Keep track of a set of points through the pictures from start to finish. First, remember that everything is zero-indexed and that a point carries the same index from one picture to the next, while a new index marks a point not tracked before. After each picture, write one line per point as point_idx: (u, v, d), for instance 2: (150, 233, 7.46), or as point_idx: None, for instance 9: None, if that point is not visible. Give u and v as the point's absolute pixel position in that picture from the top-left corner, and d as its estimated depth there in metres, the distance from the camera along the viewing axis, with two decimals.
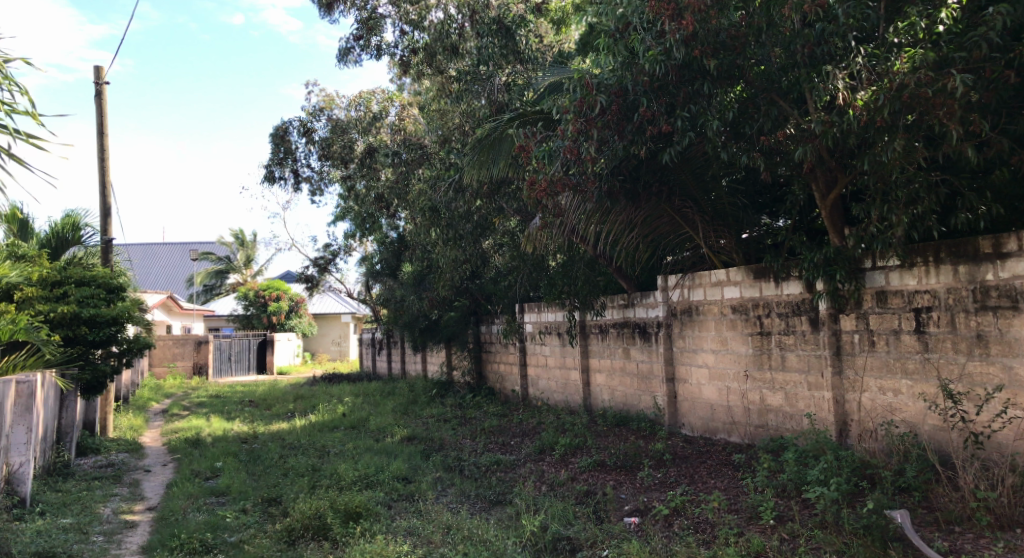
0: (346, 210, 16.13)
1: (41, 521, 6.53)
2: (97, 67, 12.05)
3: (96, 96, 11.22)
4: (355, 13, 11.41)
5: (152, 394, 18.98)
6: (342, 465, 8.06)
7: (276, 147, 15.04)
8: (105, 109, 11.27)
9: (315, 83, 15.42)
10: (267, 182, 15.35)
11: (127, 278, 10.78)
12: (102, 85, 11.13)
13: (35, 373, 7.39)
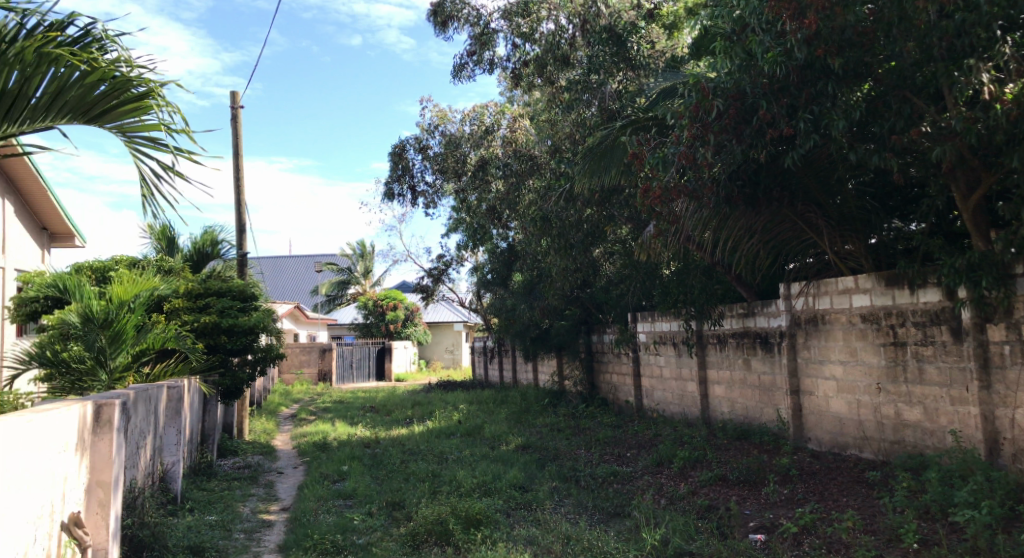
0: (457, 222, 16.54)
1: (189, 517, 7.10)
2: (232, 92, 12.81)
3: (232, 120, 11.95)
4: (469, 29, 11.66)
5: (282, 400, 20.18)
6: (460, 473, 8.21)
7: (394, 164, 15.71)
8: (239, 133, 11.99)
9: (426, 96, 16.47)
10: (387, 199, 15.98)
11: (259, 290, 11.44)
12: (237, 109, 11.85)
13: (182, 379, 8.08)
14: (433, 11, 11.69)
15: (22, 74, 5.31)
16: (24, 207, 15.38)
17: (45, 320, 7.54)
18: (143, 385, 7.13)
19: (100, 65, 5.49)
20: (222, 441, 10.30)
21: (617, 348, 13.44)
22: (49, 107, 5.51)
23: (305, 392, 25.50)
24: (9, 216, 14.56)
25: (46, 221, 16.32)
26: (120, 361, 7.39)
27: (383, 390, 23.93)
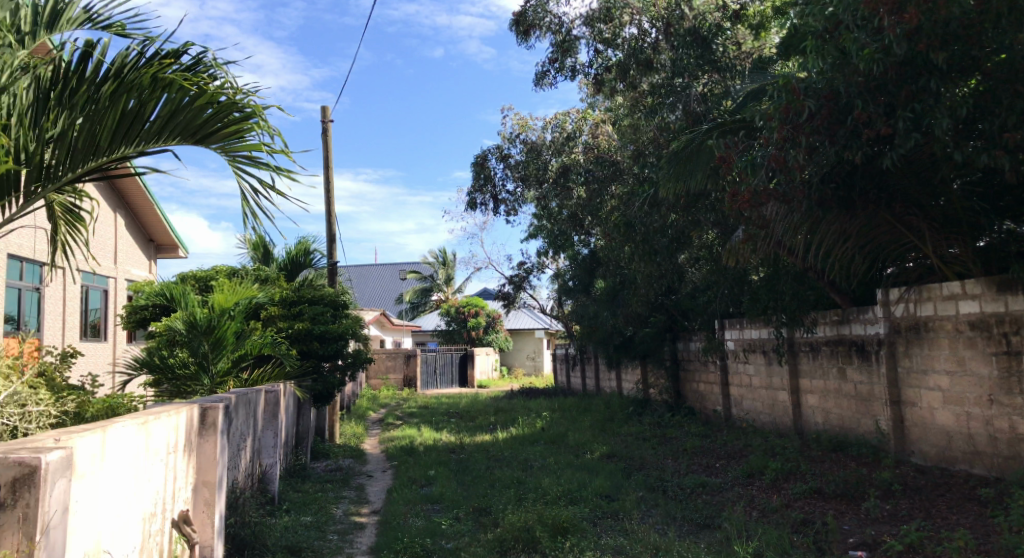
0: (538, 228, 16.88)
1: (286, 518, 7.37)
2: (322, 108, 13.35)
3: (323, 133, 12.39)
4: (550, 37, 11.73)
5: (369, 405, 20.77)
6: (547, 480, 8.21)
7: (476, 174, 16.00)
8: (329, 146, 12.38)
9: (511, 108, 18.04)
10: (468, 209, 16.23)
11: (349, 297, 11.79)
12: (327, 123, 12.30)
13: (279, 383, 8.45)
14: (515, 21, 11.84)
15: (138, 100, 5.79)
16: (133, 220, 16.41)
17: (154, 328, 7.98)
18: (244, 389, 7.50)
19: (208, 88, 5.94)
20: (315, 444, 10.69)
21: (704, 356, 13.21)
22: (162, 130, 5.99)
23: (394, 397, 26.23)
24: (120, 227, 15.54)
25: (153, 232, 17.36)
26: (221, 365, 7.75)
27: (468, 396, 24.30)
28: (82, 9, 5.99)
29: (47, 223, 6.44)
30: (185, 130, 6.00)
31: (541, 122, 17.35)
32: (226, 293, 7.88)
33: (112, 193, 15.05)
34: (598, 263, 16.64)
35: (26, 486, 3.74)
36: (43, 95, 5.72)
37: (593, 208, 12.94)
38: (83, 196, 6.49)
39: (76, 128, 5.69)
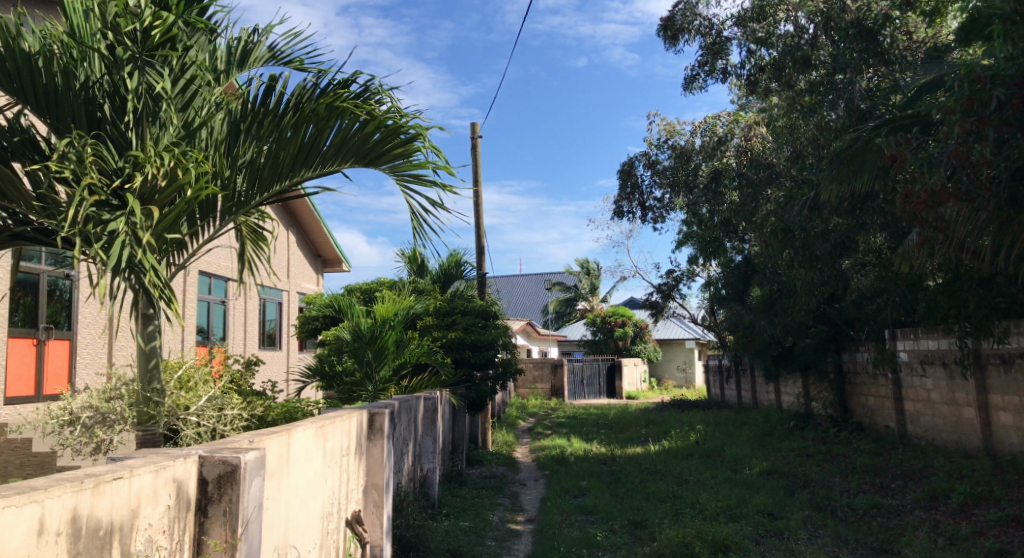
0: (689, 233, 16.88)
1: (445, 522, 7.60)
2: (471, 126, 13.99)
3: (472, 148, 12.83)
4: (702, 39, 12.55)
5: (518, 415, 21.22)
6: (704, 495, 7.99)
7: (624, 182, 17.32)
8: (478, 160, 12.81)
9: (655, 113, 18.43)
10: (615, 218, 16.54)
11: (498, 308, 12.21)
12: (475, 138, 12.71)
13: (436, 391, 8.79)
14: (665, 26, 12.69)
15: (315, 128, 6.50)
16: (304, 238, 17.76)
17: (324, 337, 8.65)
18: (405, 396, 7.87)
19: (375, 115, 6.54)
20: (470, 451, 11.07)
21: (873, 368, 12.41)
22: (336, 154, 6.72)
23: (548, 407, 26.70)
24: (292, 245, 16.81)
25: (320, 249, 18.65)
26: (384, 372, 8.19)
27: (618, 407, 24.28)
28: (266, 48, 6.76)
29: (236, 243, 7.09)
30: (357, 152, 6.76)
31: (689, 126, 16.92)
32: (387, 303, 8.28)
33: (285, 214, 16.38)
34: (751, 271, 16.12)
35: (229, 482, 4.87)
36: (234, 127, 6.44)
37: (746, 213, 12.76)
38: (265, 218, 7.11)
39: (263, 155, 6.45)
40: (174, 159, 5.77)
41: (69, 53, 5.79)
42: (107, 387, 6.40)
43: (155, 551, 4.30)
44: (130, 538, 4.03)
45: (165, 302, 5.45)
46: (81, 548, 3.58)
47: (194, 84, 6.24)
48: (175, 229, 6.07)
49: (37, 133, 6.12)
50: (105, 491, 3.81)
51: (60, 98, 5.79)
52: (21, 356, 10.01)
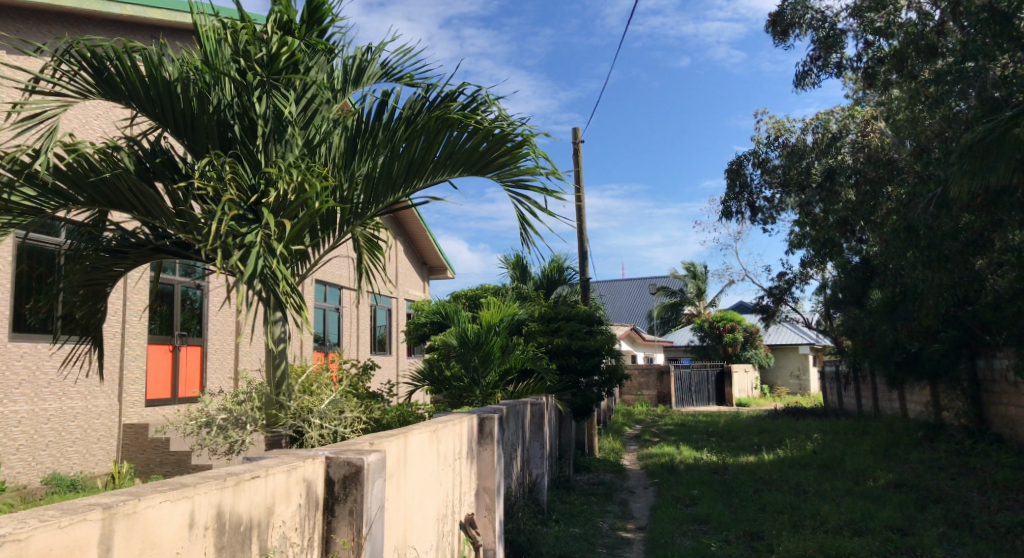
0: (802, 233, 16.52)
1: (556, 528, 7.62)
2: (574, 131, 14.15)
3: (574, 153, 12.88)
4: (813, 33, 13.09)
5: (625, 422, 21.08)
6: (825, 507, 7.68)
7: (732, 181, 18.49)
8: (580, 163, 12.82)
9: (761, 111, 19.16)
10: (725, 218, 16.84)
11: (602, 314, 12.33)
12: (578, 143, 12.81)
13: (543, 397, 8.87)
14: (774, 22, 13.38)
15: (425, 141, 6.65)
16: (412, 247, 18.45)
17: (432, 342, 8.87)
18: (512, 401, 7.96)
19: (483, 124, 6.61)
20: (576, 457, 11.10)
21: (1014, 376, 11.57)
22: (446, 165, 6.85)
23: (656, 414, 26.43)
24: (401, 254, 17.47)
25: (426, 257, 19.38)
26: (491, 378, 8.36)
27: (729, 415, 23.73)
28: (378, 64, 7.09)
29: (353, 253, 7.42)
30: (466, 162, 6.87)
31: (799, 122, 18.46)
32: (493, 310, 8.39)
33: (394, 224, 17.10)
34: (871, 272, 15.39)
35: (353, 483, 5.06)
36: (352, 142, 6.78)
37: (864, 211, 12.69)
38: (380, 228, 7.41)
39: (378, 168, 6.68)
40: (299, 175, 6.09)
41: (204, 78, 6.27)
42: (238, 392, 6.83)
43: (288, 547, 4.53)
44: (267, 534, 4.25)
45: (295, 308, 5.78)
46: (225, 542, 3.81)
47: (316, 102, 6.72)
48: (300, 241, 6.41)
49: (175, 155, 6.64)
50: (245, 489, 4.03)
51: (197, 121, 6.29)
52: (159, 361, 10.82)
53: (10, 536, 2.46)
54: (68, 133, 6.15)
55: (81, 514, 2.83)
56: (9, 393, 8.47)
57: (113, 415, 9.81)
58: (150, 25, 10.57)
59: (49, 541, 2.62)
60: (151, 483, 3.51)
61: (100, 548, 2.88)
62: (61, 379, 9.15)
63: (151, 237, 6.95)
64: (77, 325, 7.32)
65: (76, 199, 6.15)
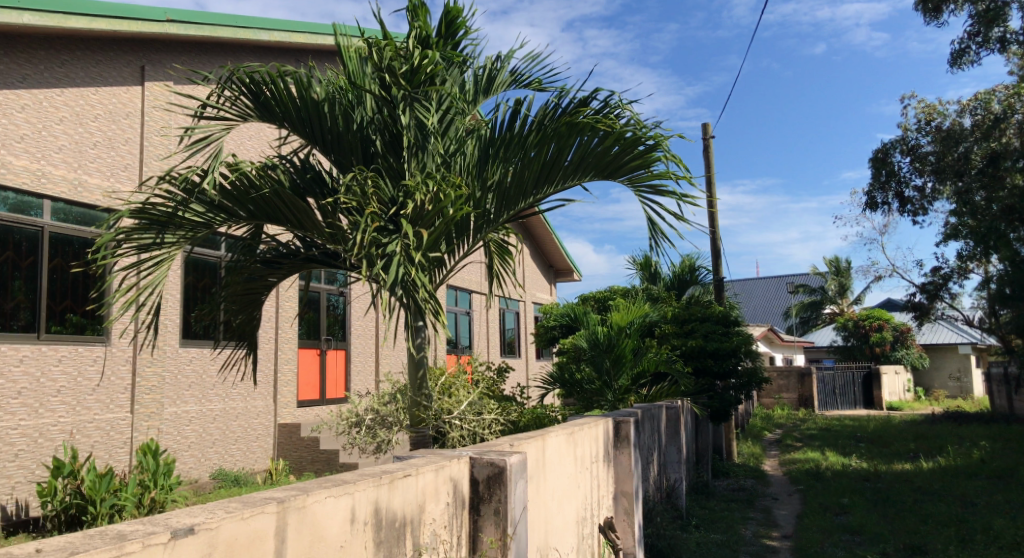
0: (960, 224, 15.45)
1: (696, 534, 7.46)
2: (703, 128, 13.95)
3: (705, 149, 12.65)
4: (970, 8, 12.52)
5: (765, 427, 20.39)
6: (998, 521, 7.06)
7: (879, 171, 17.55)
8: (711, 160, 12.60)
9: (910, 94, 16.96)
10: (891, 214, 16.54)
11: (739, 315, 12.43)
12: (709, 139, 12.59)
13: (678, 400, 8.73)
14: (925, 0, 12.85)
15: (556, 146, 6.68)
16: (537, 249, 18.88)
17: (563, 345, 8.96)
18: (647, 405, 7.88)
19: (615, 128, 6.54)
20: (715, 461, 10.85)
21: None
22: (577, 169, 6.85)
23: (802, 418, 25.35)
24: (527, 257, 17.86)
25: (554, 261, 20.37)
26: (623, 381, 8.29)
27: (881, 420, 22.40)
28: (508, 71, 7.24)
29: (486, 259, 7.60)
30: (597, 165, 6.82)
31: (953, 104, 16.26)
32: (623, 312, 8.34)
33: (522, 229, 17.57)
34: None
35: (497, 483, 5.15)
36: (484, 151, 6.94)
37: None
38: (511, 234, 7.54)
39: (509, 175, 6.78)
40: (435, 185, 6.29)
41: (348, 96, 6.63)
42: (384, 393, 7.18)
43: (439, 543, 4.68)
44: (419, 531, 4.42)
45: (434, 313, 5.96)
46: (382, 537, 3.99)
47: (451, 113, 6.96)
48: (437, 248, 6.64)
49: (322, 169, 7.07)
50: (398, 486, 4.20)
51: (342, 137, 6.67)
52: (309, 364, 11.53)
53: (205, 524, 2.62)
54: (231, 154, 6.71)
55: (260, 507, 3.03)
56: (180, 394, 9.32)
57: (269, 415, 10.55)
58: (297, 50, 11.20)
59: (235, 531, 2.80)
60: (316, 480, 3.73)
61: (277, 539, 3.07)
62: (222, 381, 9.94)
63: (301, 247, 7.46)
64: (235, 331, 7.86)
65: (238, 214, 6.69)
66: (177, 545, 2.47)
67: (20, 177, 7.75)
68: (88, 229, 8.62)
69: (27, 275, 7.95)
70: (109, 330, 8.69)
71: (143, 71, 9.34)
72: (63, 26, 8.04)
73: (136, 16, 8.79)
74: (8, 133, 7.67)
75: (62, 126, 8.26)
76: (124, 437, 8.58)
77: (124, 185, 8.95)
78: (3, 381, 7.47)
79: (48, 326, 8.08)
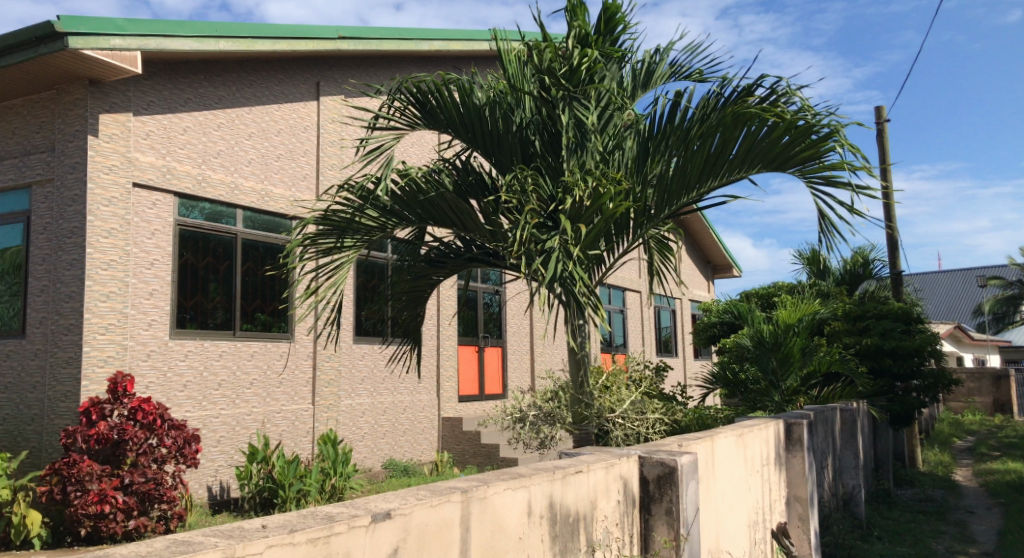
0: None
1: (879, 545, 7.00)
2: (877, 110, 13.13)
3: (878, 133, 11.81)
4: None
5: (954, 432, 18.77)
6: None
7: None
8: (885, 144, 11.76)
9: None
10: None
11: (921, 311, 11.63)
12: (883, 122, 11.75)
13: (852, 403, 8.28)
14: None
15: (720, 138, 6.40)
16: (690, 244, 18.86)
17: (724, 343, 8.82)
18: (819, 407, 7.52)
19: (785, 117, 6.17)
20: (896, 468, 10.16)
21: None
22: (743, 162, 6.52)
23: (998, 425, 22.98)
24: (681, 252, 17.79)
25: (711, 255, 20.09)
26: (790, 383, 8.08)
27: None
28: (668, 64, 7.14)
29: (646, 255, 7.52)
30: (765, 158, 6.46)
31: None
32: (790, 309, 8.03)
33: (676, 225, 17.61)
34: None
35: (668, 483, 5.02)
36: (644, 147, 6.84)
37: None
38: (671, 229, 7.37)
39: (671, 169, 6.61)
40: (595, 181, 6.24)
41: (507, 99, 6.78)
42: (547, 390, 7.29)
43: (611, 541, 4.66)
44: (592, 527, 4.42)
45: (595, 308, 5.83)
46: (557, 532, 4.03)
47: (610, 109, 6.94)
48: (595, 246, 6.58)
49: (483, 171, 7.25)
50: (571, 482, 4.23)
51: (502, 139, 6.80)
52: (469, 361, 11.95)
53: (400, 510, 2.72)
54: (400, 160, 7.04)
55: (447, 496, 3.13)
56: (355, 388, 9.97)
57: (433, 409, 11.07)
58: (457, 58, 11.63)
59: (427, 518, 2.90)
60: (494, 472, 3.83)
61: (463, 528, 3.16)
62: (392, 375, 10.54)
63: (463, 247, 7.69)
64: (402, 328, 8.23)
65: (407, 217, 7.01)
66: (377, 527, 2.56)
67: (217, 190, 8.59)
68: (274, 235, 9.37)
69: (224, 278, 8.75)
70: (293, 328, 9.40)
71: (317, 87, 10.06)
72: (252, 49, 8.67)
73: (313, 35, 9.39)
74: (207, 151, 8.54)
75: (251, 142, 9.08)
76: (308, 426, 9.29)
77: (304, 194, 9.72)
78: (206, 373, 8.30)
79: (242, 324, 8.87)
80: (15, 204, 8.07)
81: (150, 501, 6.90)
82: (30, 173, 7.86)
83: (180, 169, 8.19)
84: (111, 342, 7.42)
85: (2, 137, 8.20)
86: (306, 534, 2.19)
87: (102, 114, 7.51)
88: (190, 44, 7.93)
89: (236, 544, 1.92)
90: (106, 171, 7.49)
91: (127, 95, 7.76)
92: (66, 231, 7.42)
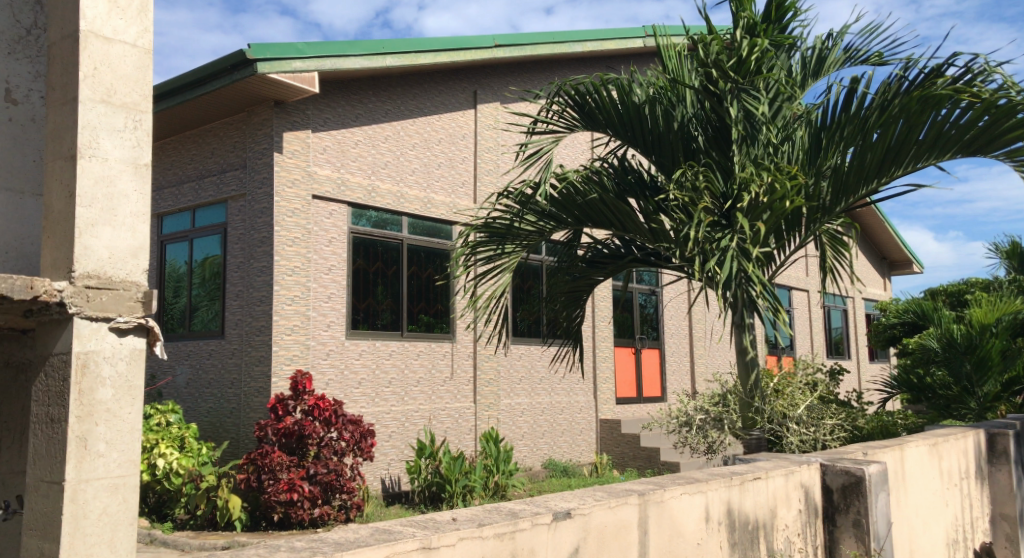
0: None
1: None
2: None
3: None
4: None
5: None
6: None
7: None
8: None
9: None
10: None
11: None
12: None
13: None
14: None
15: (906, 123, 5.94)
16: (861, 239, 17.66)
17: (907, 345, 8.24)
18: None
19: (984, 97, 5.64)
20: None
21: None
22: (934, 148, 6.02)
23: None
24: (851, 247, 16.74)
25: (884, 250, 18.67)
26: (989, 389, 7.42)
27: None
28: (842, 48, 6.71)
29: (818, 251, 7.11)
30: (960, 143, 5.93)
31: None
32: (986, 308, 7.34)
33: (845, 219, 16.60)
34: None
35: (855, 494, 4.65)
36: (817, 137, 6.46)
37: None
38: (847, 224, 6.92)
39: (849, 159, 6.20)
40: (769, 175, 5.96)
41: (668, 95, 6.65)
42: (714, 393, 7.07)
43: (794, 551, 4.42)
44: (773, 536, 4.21)
45: (770, 309, 5.59)
46: (737, 538, 3.88)
47: (778, 100, 6.62)
48: (767, 244, 6.30)
49: (642, 170, 7.14)
50: (749, 488, 4.05)
51: (663, 137, 6.67)
52: (626, 363, 11.87)
53: (580, 510, 2.73)
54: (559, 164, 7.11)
55: (623, 498, 3.09)
56: (514, 388, 10.18)
57: (591, 410, 11.08)
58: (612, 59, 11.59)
59: (606, 518, 2.89)
60: (669, 475, 3.73)
61: (641, 530, 3.11)
62: (550, 376, 10.66)
63: (622, 247, 7.61)
64: (561, 329, 8.30)
65: (565, 219, 7.03)
66: (559, 526, 2.60)
67: (385, 199, 9.08)
68: (436, 240, 9.77)
69: (392, 282, 9.23)
70: (453, 328, 9.72)
71: (474, 96, 10.38)
72: (415, 63, 9.09)
73: (473, 46, 9.71)
74: (376, 162, 9.07)
75: (415, 152, 9.53)
76: (470, 424, 9.60)
77: (464, 200, 10.07)
78: (379, 372, 8.79)
79: (409, 325, 9.31)
80: (212, 217, 8.98)
81: (332, 491, 7.35)
82: (225, 189, 8.71)
83: (352, 181, 8.74)
84: (296, 342, 8.05)
85: (202, 158, 9.14)
86: (494, 528, 2.27)
87: (285, 132, 8.18)
88: (360, 62, 8.44)
89: (433, 536, 2.07)
90: (289, 184, 8.14)
91: (306, 113, 8.40)
92: (256, 240, 8.14)
